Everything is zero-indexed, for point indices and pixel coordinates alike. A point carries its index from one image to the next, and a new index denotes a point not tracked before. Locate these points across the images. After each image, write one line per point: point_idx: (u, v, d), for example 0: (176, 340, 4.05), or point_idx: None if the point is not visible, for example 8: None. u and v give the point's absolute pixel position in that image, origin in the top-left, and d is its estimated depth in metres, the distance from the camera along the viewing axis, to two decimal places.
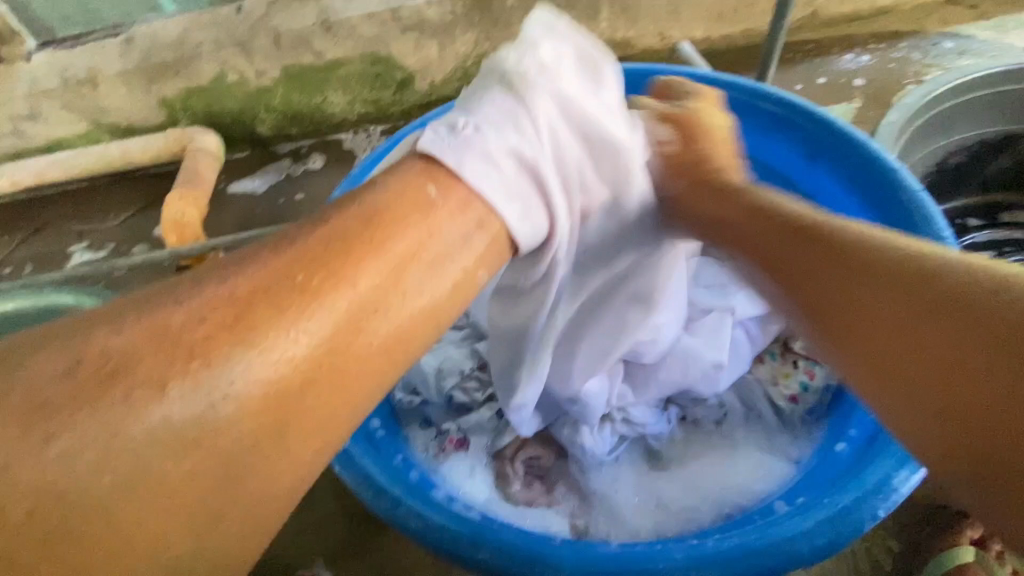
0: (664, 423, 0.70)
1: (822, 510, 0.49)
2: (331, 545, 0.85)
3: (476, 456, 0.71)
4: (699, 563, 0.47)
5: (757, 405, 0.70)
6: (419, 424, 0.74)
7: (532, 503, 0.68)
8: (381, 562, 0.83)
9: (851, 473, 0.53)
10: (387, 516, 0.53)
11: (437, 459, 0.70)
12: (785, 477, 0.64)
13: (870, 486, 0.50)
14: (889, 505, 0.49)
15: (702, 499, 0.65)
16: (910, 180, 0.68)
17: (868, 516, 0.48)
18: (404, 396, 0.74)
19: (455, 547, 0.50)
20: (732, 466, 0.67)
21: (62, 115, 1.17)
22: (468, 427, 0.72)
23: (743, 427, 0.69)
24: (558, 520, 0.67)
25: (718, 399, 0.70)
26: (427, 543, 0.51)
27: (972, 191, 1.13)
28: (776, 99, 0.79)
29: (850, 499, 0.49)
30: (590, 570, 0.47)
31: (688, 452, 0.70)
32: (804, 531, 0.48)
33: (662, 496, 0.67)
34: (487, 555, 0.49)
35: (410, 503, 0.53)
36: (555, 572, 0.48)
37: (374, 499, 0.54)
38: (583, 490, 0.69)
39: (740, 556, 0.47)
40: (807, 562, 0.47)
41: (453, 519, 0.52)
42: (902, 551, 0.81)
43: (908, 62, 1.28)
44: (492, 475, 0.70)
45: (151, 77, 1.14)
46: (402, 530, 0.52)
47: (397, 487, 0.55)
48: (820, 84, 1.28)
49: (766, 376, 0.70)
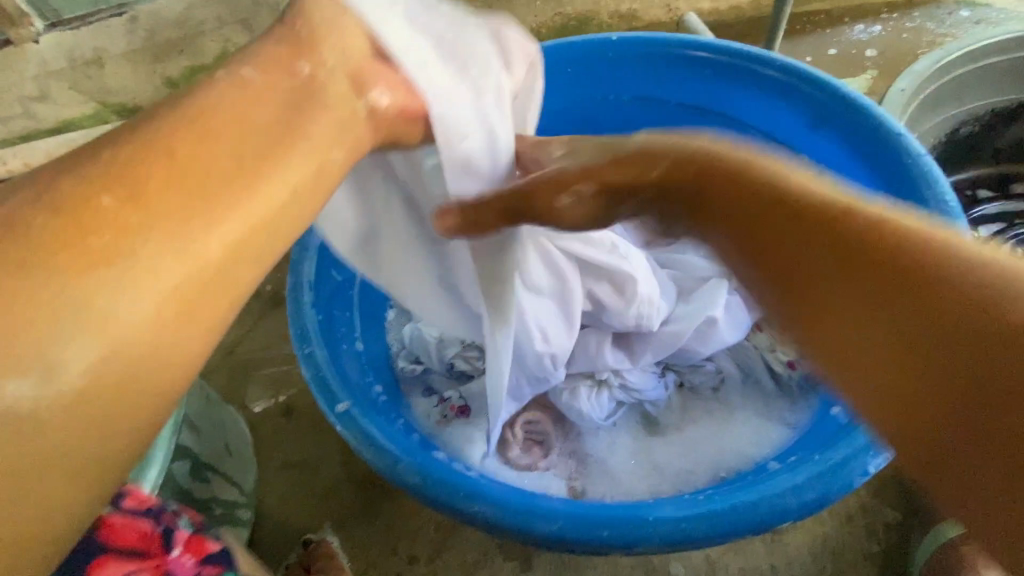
0: (662, 389, 0.70)
1: (812, 467, 0.50)
2: (337, 510, 0.88)
3: (477, 422, 0.73)
4: (689, 516, 0.48)
5: (755, 371, 0.70)
6: (421, 392, 0.76)
7: (531, 468, 0.69)
8: (391, 524, 0.86)
9: (844, 432, 0.53)
10: (388, 473, 0.54)
11: (438, 425, 0.72)
12: (780, 441, 0.65)
13: (861, 443, 0.50)
14: (879, 462, 0.49)
15: (698, 462, 0.66)
16: (916, 145, 0.67)
17: (858, 472, 0.49)
18: (407, 364, 0.77)
19: (452, 501, 0.51)
20: (730, 432, 0.68)
21: (70, 95, 1.17)
22: (470, 394, 0.74)
23: (741, 394, 0.70)
24: (557, 482, 0.69)
25: (715, 365, 0.71)
26: (425, 497, 0.53)
27: (985, 161, 1.10)
28: (780, 65, 0.77)
29: (841, 455, 0.50)
30: (582, 522, 0.48)
31: (686, 417, 0.70)
32: (795, 486, 0.48)
33: (658, 460, 0.68)
34: (481, 509, 0.50)
35: (409, 460, 0.54)
36: (547, 524, 0.49)
37: (375, 456, 0.55)
38: (580, 454, 0.71)
39: (732, 508, 0.48)
40: (796, 515, 0.48)
41: (450, 475, 0.53)
42: (900, 520, 0.81)
43: (922, 32, 1.25)
44: (493, 440, 0.72)
45: (156, 55, 1.15)
46: (401, 485, 0.54)
47: (397, 444, 0.56)
48: (831, 55, 1.25)
49: (764, 343, 0.71)
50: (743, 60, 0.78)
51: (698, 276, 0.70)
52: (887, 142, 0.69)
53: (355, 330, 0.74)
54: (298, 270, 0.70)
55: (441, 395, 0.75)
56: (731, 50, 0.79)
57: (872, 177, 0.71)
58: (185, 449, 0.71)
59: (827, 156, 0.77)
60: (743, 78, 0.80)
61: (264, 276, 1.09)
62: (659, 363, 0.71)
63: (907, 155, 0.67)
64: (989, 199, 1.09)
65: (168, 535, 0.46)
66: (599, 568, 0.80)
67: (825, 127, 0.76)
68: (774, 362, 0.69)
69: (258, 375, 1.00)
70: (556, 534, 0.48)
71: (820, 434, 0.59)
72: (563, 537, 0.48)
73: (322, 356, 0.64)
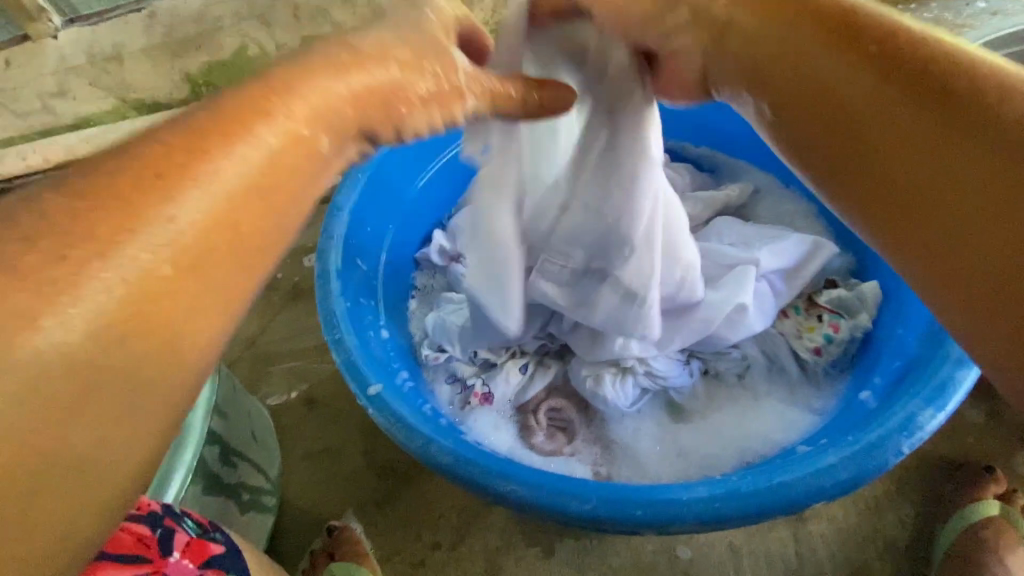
0: (687, 376, 0.70)
1: (844, 448, 0.50)
2: (360, 498, 0.89)
3: (501, 409, 0.73)
4: (722, 495, 0.48)
5: (780, 357, 0.70)
6: (445, 379, 0.76)
7: (556, 453, 0.70)
8: (413, 511, 0.87)
9: (876, 414, 0.53)
10: (420, 454, 0.55)
11: (463, 411, 0.73)
12: (806, 426, 0.65)
13: (894, 424, 0.50)
14: (913, 442, 0.49)
15: (724, 447, 0.66)
16: None
17: (892, 452, 0.49)
18: (431, 352, 0.76)
19: (485, 481, 0.52)
20: (755, 417, 0.68)
21: (90, 92, 1.20)
22: (493, 382, 0.73)
23: (766, 381, 0.70)
24: (581, 467, 0.70)
25: (740, 352, 0.70)
26: (458, 477, 0.53)
27: None
28: None
29: (874, 436, 0.50)
30: (616, 501, 0.49)
31: (710, 404, 0.70)
32: (829, 465, 0.49)
33: (684, 446, 0.68)
34: (515, 488, 0.51)
35: (440, 442, 0.55)
36: (581, 502, 0.49)
37: (406, 438, 0.56)
38: (605, 440, 0.71)
39: (766, 488, 0.48)
40: (828, 496, 0.48)
41: (482, 456, 0.54)
42: (924, 508, 0.81)
43: (939, 22, 1.24)
44: (516, 426, 0.73)
45: (174, 52, 1.16)
46: (434, 466, 0.54)
47: (428, 426, 0.57)
48: None
49: (791, 330, 0.70)
50: None
51: (725, 264, 0.70)
52: None
53: (379, 318, 0.74)
54: (325, 258, 0.71)
55: (464, 382, 0.75)
56: None
57: None
58: (214, 435, 0.72)
59: None
60: None
61: (284, 269, 1.11)
62: (684, 351, 0.71)
63: None
64: None
65: (167, 537, 0.50)
66: (621, 555, 0.81)
67: None
68: (800, 349, 0.69)
69: (277, 366, 1.01)
70: (591, 513, 0.49)
71: (848, 418, 0.59)
72: (598, 516, 0.49)
73: (351, 342, 0.65)
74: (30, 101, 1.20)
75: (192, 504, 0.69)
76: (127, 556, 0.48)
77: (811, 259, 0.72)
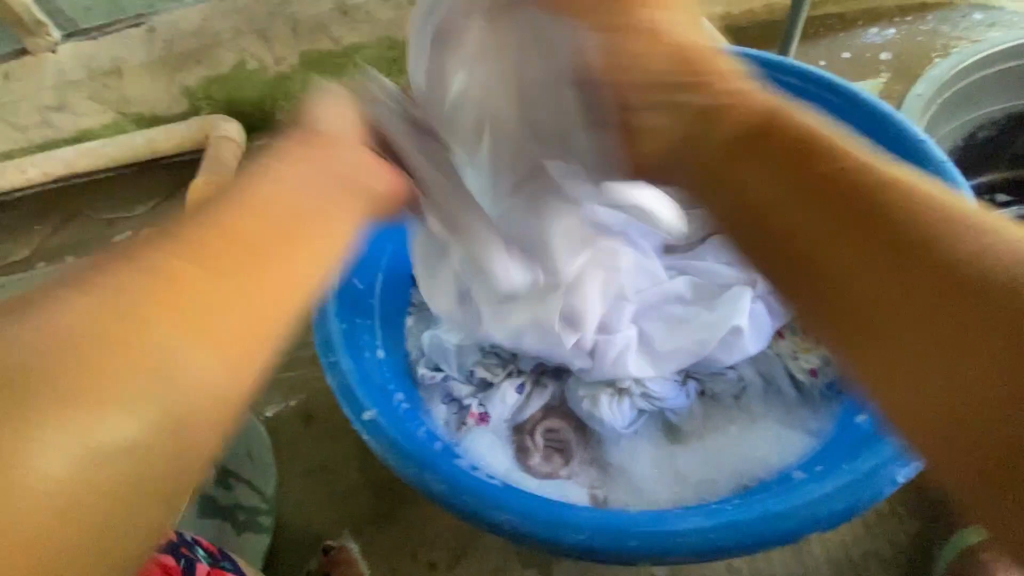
0: (684, 397, 0.70)
1: (839, 476, 0.50)
2: (357, 516, 0.88)
3: (497, 430, 0.73)
4: (718, 526, 0.48)
5: (777, 378, 0.70)
6: (441, 399, 0.75)
7: (552, 475, 0.70)
8: (409, 530, 0.86)
9: (873, 440, 0.53)
10: (414, 482, 0.55)
11: (458, 432, 0.73)
12: (803, 450, 0.65)
13: (891, 452, 0.50)
14: (908, 471, 0.49)
15: (720, 470, 0.66)
16: (938, 152, 0.67)
17: (886, 481, 0.49)
18: (427, 371, 0.75)
19: (479, 510, 0.52)
20: (751, 439, 0.68)
21: (90, 106, 1.20)
22: (489, 402, 0.74)
23: (763, 402, 0.70)
24: (577, 490, 0.69)
25: (737, 373, 0.70)
26: (452, 505, 0.53)
27: (1003, 165, 1.08)
28: (799, 72, 0.77)
29: (870, 465, 0.49)
30: (610, 531, 0.49)
31: (708, 426, 0.70)
32: (825, 495, 0.48)
33: (679, 468, 0.68)
34: (509, 518, 0.51)
35: (435, 469, 0.55)
36: (575, 533, 0.49)
37: (401, 465, 0.56)
38: (602, 462, 0.71)
39: (760, 518, 0.48)
40: (824, 526, 0.48)
41: (476, 484, 0.53)
42: (922, 527, 0.81)
43: (936, 35, 1.24)
44: (513, 447, 0.72)
45: (175, 67, 1.18)
46: (428, 493, 0.54)
47: (423, 453, 0.57)
48: (844, 59, 1.25)
49: (786, 351, 0.70)
50: (762, 67, 0.78)
51: (721, 284, 0.70)
52: (908, 149, 0.69)
53: (376, 338, 0.74)
54: None
55: (460, 403, 0.75)
56: (749, 56, 0.78)
57: None
58: None
59: None
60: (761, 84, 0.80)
61: None
62: (680, 372, 0.71)
63: (930, 161, 0.67)
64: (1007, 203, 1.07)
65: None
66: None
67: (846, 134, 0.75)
68: (797, 370, 0.69)
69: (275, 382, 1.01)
70: (585, 544, 0.49)
71: (845, 443, 0.59)
72: (592, 546, 0.49)
73: (346, 366, 0.64)
74: (30, 115, 1.20)
75: None
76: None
77: None
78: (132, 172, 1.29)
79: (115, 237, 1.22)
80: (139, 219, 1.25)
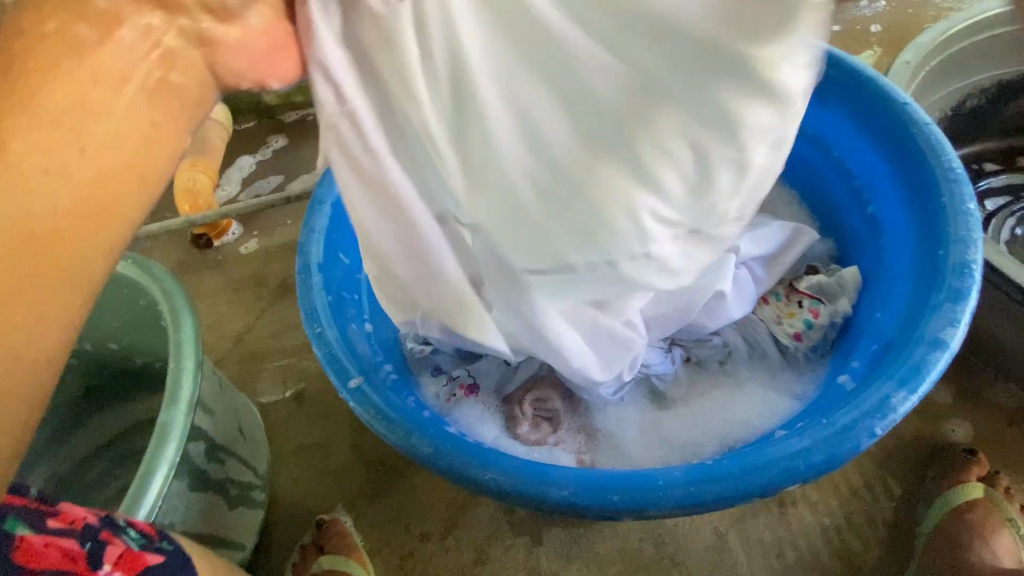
0: (669, 363, 0.71)
1: (819, 431, 0.50)
2: (350, 491, 0.89)
3: (486, 400, 0.73)
4: (698, 479, 0.49)
5: (761, 344, 0.70)
6: (430, 372, 0.76)
7: (540, 442, 0.71)
8: (403, 500, 0.87)
9: (853, 396, 0.54)
10: (400, 445, 0.55)
11: (447, 404, 0.73)
12: (787, 411, 0.66)
13: (868, 406, 0.51)
14: (887, 423, 0.50)
15: (706, 434, 0.67)
16: (920, 114, 0.66)
17: (865, 434, 0.49)
18: (415, 345, 0.76)
19: (464, 469, 0.52)
20: (738, 403, 0.68)
21: None
22: (478, 373, 0.74)
23: (748, 366, 0.71)
24: (565, 455, 0.70)
25: (722, 339, 0.71)
26: (437, 466, 0.54)
27: (990, 136, 1.09)
28: None
29: (848, 418, 0.50)
30: (593, 487, 0.49)
31: (693, 391, 0.71)
32: (803, 448, 0.49)
33: (665, 432, 0.69)
34: (493, 476, 0.51)
35: (419, 432, 0.55)
36: (559, 488, 0.50)
37: (385, 428, 0.56)
38: (590, 429, 0.72)
39: (739, 472, 0.49)
40: (804, 477, 0.49)
41: (462, 445, 0.54)
42: (908, 490, 0.83)
43: (927, 6, 1.23)
44: (502, 417, 0.73)
45: None
46: (413, 455, 0.55)
47: (408, 417, 0.57)
48: (835, 32, 1.23)
49: (771, 316, 0.71)
50: None
51: None
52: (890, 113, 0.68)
53: (363, 311, 0.73)
54: (306, 253, 0.70)
55: (449, 375, 0.75)
56: None
57: (876, 148, 0.70)
58: (199, 430, 0.72)
59: (831, 130, 0.76)
60: None
61: (271, 265, 1.10)
62: (666, 338, 0.71)
63: (913, 125, 0.66)
64: (995, 171, 1.07)
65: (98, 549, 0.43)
66: (608, 542, 0.82)
67: (831, 99, 0.74)
68: (781, 335, 0.70)
69: (267, 364, 1.01)
70: (567, 500, 0.49)
71: (828, 402, 0.60)
72: (575, 503, 0.49)
73: (331, 335, 0.64)
74: None
75: (177, 499, 0.69)
76: (55, 569, 0.40)
77: (790, 245, 0.73)
78: None
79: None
80: None
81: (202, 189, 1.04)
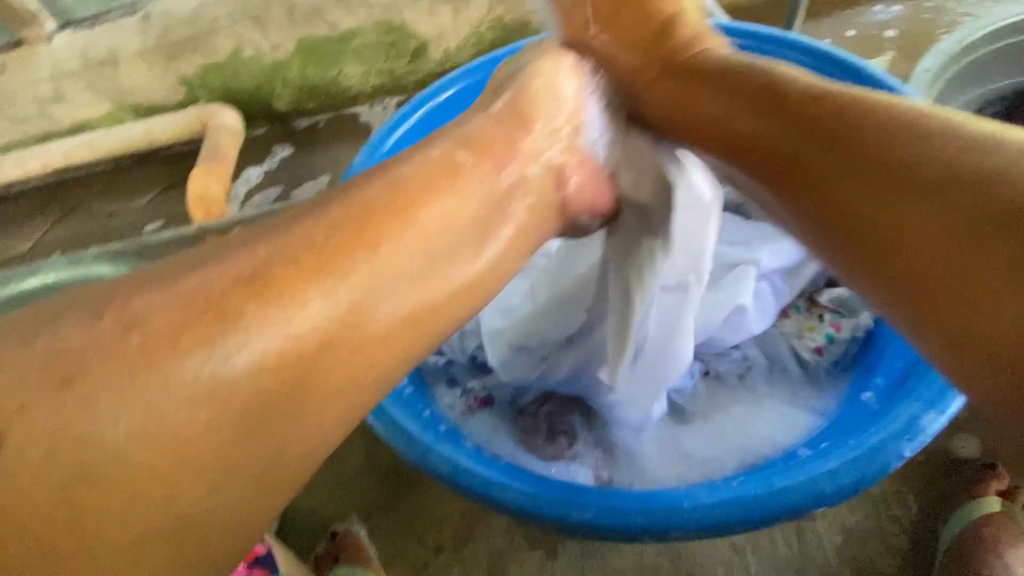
0: (688, 378, 0.70)
1: (846, 452, 0.50)
2: (364, 502, 0.89)
3: (500, 413, 0.73)
4: (723, 501, 0.48)
5: (782, 358, 0.70)
6: (444, 383, 0.75)
7: (557, 457, 0.70)
8: (417, 512, 0.87)
9: (879, 415, 0.53)
10: (420, 463, 0.55)
11: (463, 416, 0.72)
12: (807, 427, 0.66)
13: (896, 427, 0.50)
14: (916, 445, 0.49)
15: (726, 450, 0.66)
16: (944, 123, 0.65)
17: (894, 456, 0.48)
18: (430, 356, 0.77)
19: (485, 489, 0.52)
20: (758, 418, 0.68)
21: (87, 96, 1.10)
22: (492, 385, 0.74)
23: (767, 381, 0.70)
24: (583, 472, 0.69)
25: (742, 353, 0.70)
26: (458, 486, 0.53)
27: None
28: (801, 47, 0.75)
29: (876, 439, 0.49)
30: (617, 509, 0.49)
31: (712, 406, 0.70)
32: (829, 470, 0.48)
33: (686, 448, 0.68)
34: (513, 496, 0.51)
35: (439, 449, 0.55)
36: (582, 510, 0.49)
37: (405, 446, 0.56)
38: (607, 443, 0.71)
39: (765, 495, 0.48)
40: (831, 500, 0.48)
41: (482, 464, 0.53)
42: (925, 502, 0.81)
43: (943, 12, 1.22)
44: (518, 431, 0.72)
45: (170, 54, 1.08)
46: (433, 474, 0.54)
47: (427, 434, 0.57)
48: (849, 37, 1.22)
49: (791, 329, 0.70)
50: (766, 43, 0.76)
51: (727, 263, 0.69)
52: None
53: None
54: None
55: (463, 386, 0.75)
56: (752, 34, 0.76)
57: None
58: None
59: None
60: (764, 61, 0.77)
61: None
62: None
63: None
64: None
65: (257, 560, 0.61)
66: (624, 557, 0.81)
67: None
68: (801, 349, 0.69)
69: None
70: (590, 522, 0.49)
71: (852, 419, 0.59)
72: (597, 524, 0.49)
73: None
74: (23, 105, 1.10)
75: None
76: None
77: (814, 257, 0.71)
78: (132, 163, 1.23)
79: (144, 228, 1.16)
80: (138, 210, 1.19)
81: (217, 196, 0.99)
